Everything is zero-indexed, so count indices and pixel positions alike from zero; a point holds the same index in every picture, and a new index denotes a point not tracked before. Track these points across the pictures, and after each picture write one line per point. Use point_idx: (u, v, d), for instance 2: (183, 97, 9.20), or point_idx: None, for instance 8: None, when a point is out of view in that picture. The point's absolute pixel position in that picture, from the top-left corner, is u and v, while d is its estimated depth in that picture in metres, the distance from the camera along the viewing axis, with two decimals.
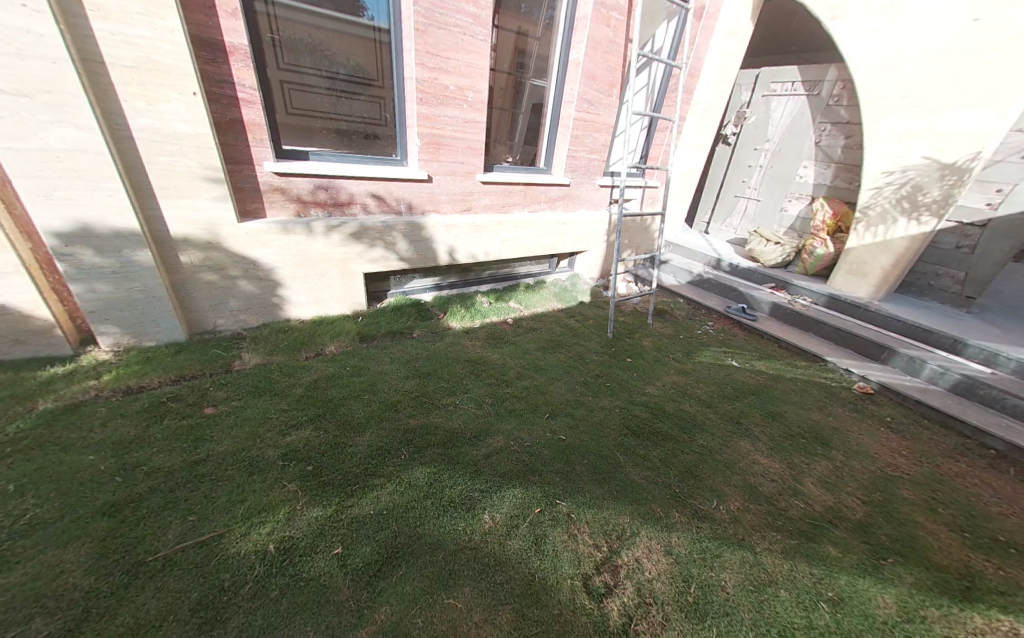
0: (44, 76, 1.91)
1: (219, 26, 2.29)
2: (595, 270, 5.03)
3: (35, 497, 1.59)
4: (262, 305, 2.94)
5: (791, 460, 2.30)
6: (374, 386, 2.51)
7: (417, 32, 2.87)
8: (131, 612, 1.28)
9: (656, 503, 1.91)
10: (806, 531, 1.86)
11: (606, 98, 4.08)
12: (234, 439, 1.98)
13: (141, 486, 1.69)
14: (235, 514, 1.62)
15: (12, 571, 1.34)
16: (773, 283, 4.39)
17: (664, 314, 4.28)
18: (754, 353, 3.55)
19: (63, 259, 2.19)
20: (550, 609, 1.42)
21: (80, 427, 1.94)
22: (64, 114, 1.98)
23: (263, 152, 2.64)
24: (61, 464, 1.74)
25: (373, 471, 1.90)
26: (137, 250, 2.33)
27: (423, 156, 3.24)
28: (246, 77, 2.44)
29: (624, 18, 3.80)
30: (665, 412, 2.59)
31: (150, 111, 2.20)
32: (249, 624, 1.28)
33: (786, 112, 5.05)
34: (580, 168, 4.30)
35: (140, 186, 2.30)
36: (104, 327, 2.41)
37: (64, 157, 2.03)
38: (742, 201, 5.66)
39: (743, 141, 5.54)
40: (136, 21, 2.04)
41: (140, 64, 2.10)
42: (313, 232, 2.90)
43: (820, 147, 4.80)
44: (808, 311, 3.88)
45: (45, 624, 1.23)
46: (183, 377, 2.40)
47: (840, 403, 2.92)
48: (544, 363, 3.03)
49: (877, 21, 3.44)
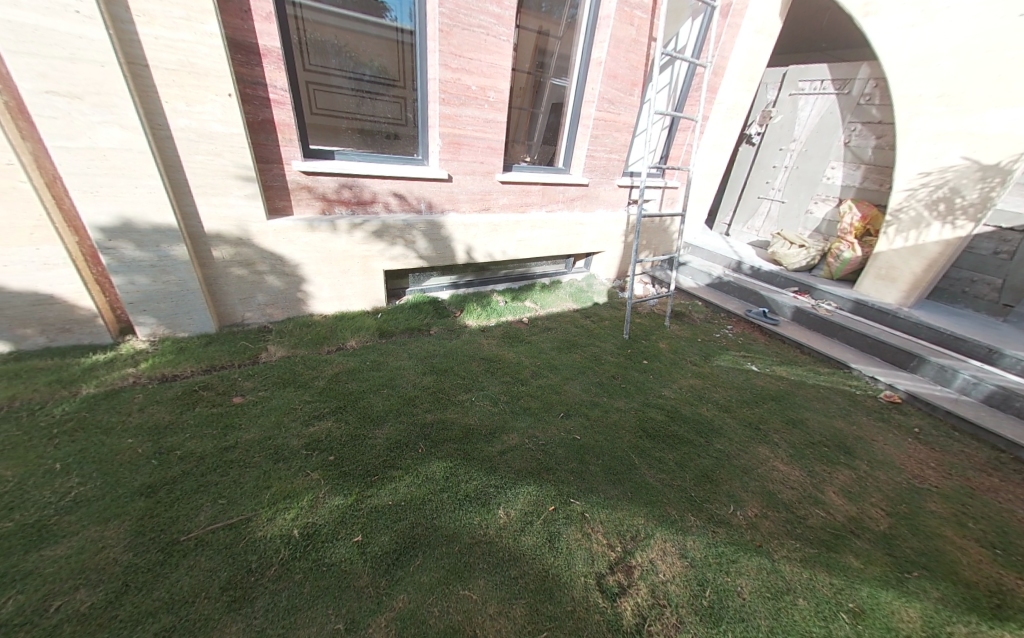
0: (94, 78, 2.02)
1: (254, 30, 2.38)
2: (611, 271, 5.01)
3: (79, 476, 1.69)
4: (287, 300, 3.04)
5: (811, 468, 2.25)
6: (393, 381, 2.57)
7: (442, 33, 2.90)
8: (165, 588, 1.35)
9: (671, 506, 1.90)
10: (827, 540, 1.83)
11: (627, 97, 4.04)
12: (261, 427, 2.06)
13: (174, 469, 1.78)
14: (261, 499, 1.69)
15: (58, 544, 1.44)
16: (797, 287, 4.27)
17: (682, 317, 4.22)
18: (775, 358, 3.48)
19: (106, 252, 2.31)
20: (563, 606, 1.44)
21: (119, 411, 2.05)
22: (111, 115, 2.10)
23: (291, 151, 2.73)
24: (103, 446, 1.84)
25: (391, 463, 1.95)
26: (174, 244, 2.44)
27: (444, 156, 3.28)
28: (278, 79, 2.53)
29: (648, 16, 3.77)
30: (682, 415, 2.57)
31: (188, 112, 2.30)
32: (275, 605, 1.34)
33: (814, 111, 4.92)
34: (599, 168, 4.28)
35: (177, 184, 2.41)
36: (141, 318, 2.53)
37: (110, 156, 2.15)
38: (765, 202, 5.54)
39: (767, 141, 5.43)
40: (177, 25, 2.13)
41: (180, 67, 2.21)
42: (336, 230, 2.98)
43: (849, 148, 4.65)
44: (833, 316, 3.77)
45: (88, 595, 1.31)
46: (213, 367, 2.51)
47: (865, 412, 2.84)
48: (559, 362, 3.04)
49: (913, 16, 3.31)
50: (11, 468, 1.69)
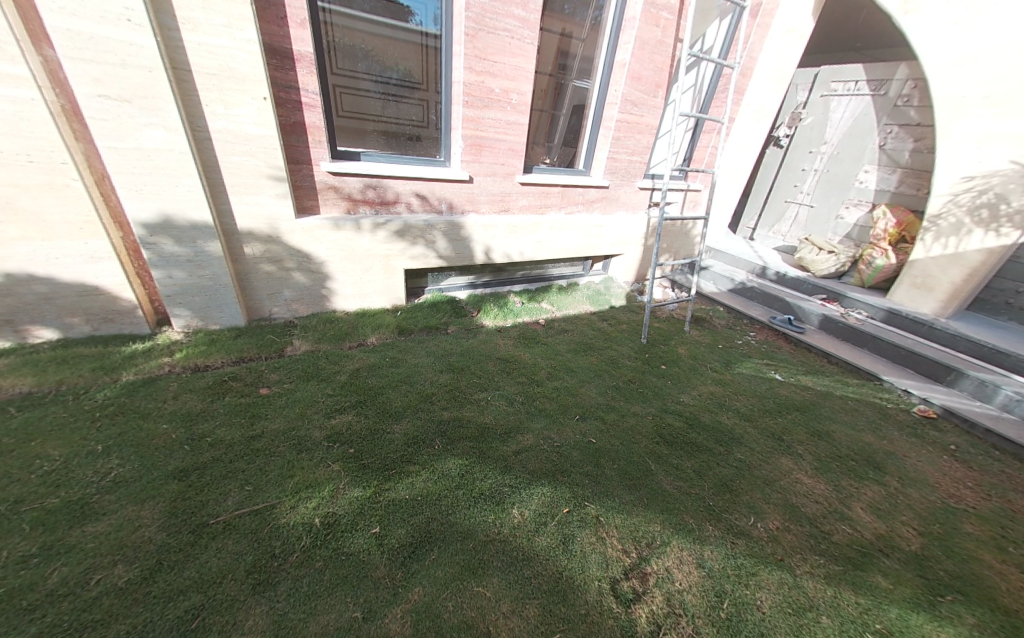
0: (142, 83, 2.13)
1: (289, 36, 2.47)
2: (630, 274, 4.96)
3: (119, 458, 1.79)
4: (312, 297, 3.14)
5: (838, 483, 2.17)
6: (411, 378, 2.61)
7: (468, 37, 2.94)
8: (195, 567, 1.42)
9: (688, 514, 1.86)
10: (853, 558, 1.76)
11: (651, 99, 4.00)
12: (286, 418, 2.14)
13: (205, 455, 1.86)
14: (286, 487, 1.75)
15: (99, 521, 1.53)
16: (825, 294, 4.13)
17: (703, 322, 4.14)
18: (800, 368, 3.38)
19: (148, 247, 2.44)
20: (576, 608, 1.44)
21: (155, 398, 2.16)
22: (157, 117, 2.21)
23: (320, 152, 2.82)
24: (140, 430, 1.95)
25: (409, 457, 1.99)
26: (209, 241, 2.56)
27: (466, 157, 3.32)
28: (310, 83, 2.62)
29: (674, 17, 3.73)
30: (701, 423, 2.51)
31: (226, 115, 2.41)
32: (296, 590, 1.38)
33: (847, 112, 4.74)
34: (620, 170, 4.24)
35: (214, 184, 2.52)
36: (177, 310, 2.66)
37: (154, 156, 2.27)
38: (792, 207, 5.38)
39: (796, 144, 5.27)
40: (219, 32, 2.24)
41: (220, 72, 2.32)
42: (360, 229, 3.06)
43: (884, 151, 4.47)
44: (863, 326, 3.63)
45: (125, 571, 1.38)
46: (242, 359, 2.61)
47: (896, 427, 2.71)
48: (576, 365, 3.03)
49: (956, 14, 3.16)
50: (58, 449, 1.80)
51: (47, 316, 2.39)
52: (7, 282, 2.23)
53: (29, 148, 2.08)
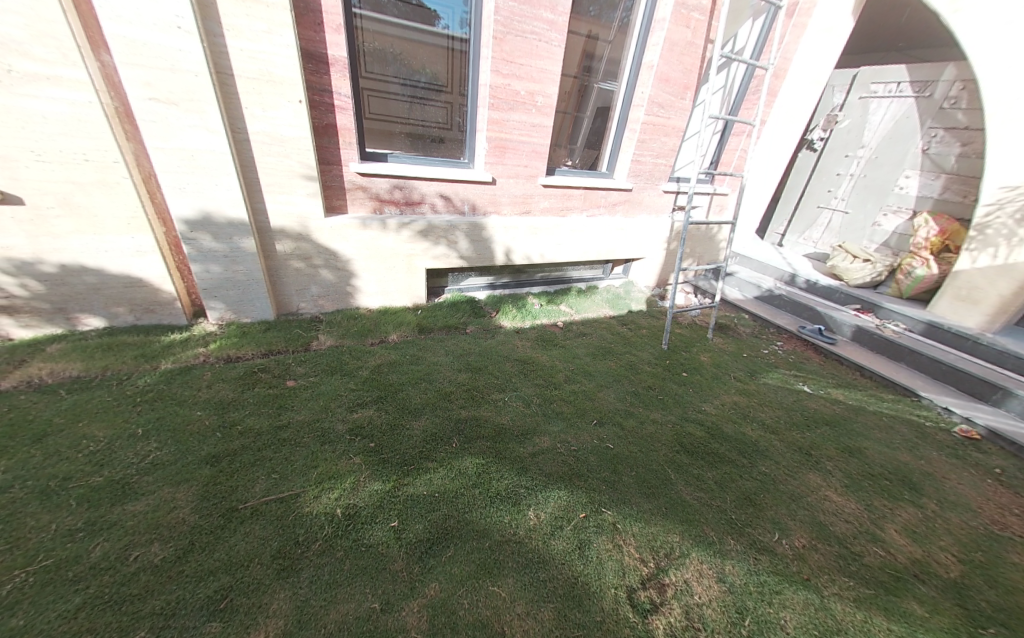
0: (189, 87, 2.25)
1: (325, 41, 2.56)
2: (651, 278, 4.89)
3: (157, 442, 1.89)
4: (337, 293, 3.22)
5: (869, 502, 2.08)
6: (430, 376, 2.65)
7: (495, 41, 2.97)
8: (225, 550, 1.48)
9: (709, 527, 1.82)
10: (886, 582, 1.67)
11: (678, 101, 3.93)
12: (311, 409, 2.21)
13: (235, 442, 1.94)
14: (309, 477, 1.80)
15: (139, 500, 1.62)
16: (858, 304, 3.95)
17: (726, 330, 4.03)
18: (830, 380, 3.25)
19: (188, 243, 2.56)
20: (592, 615, 1.42)
21: (191, 386, 2.27)
22: (200, 119, 2.32)
23: (350, 154, 2.90)
24: (176, 416, 2.05)
25: (427, 454, 2.02)
26: (244, 237, 2.67)
27: (490, 159, 3.35)
28: (343, 86, 2.70)
29: (706, 17, 3.65)
30: (724, 434, 2.45)
31: (263, 117, 2.51)
32: (318, 578, 1.43)
33: (887, 115, 4.54)
34: (644, 173, 4.17)
35: (250, 183, 2.63)
36: (212, 303, 2.78)
37: (197, 156, 2.39)
38: (825, 212, 5.19)
39: (831, 147, 5.08)
40: (260, 38, 2.34)
41: (260, 76, 2.42)
42: (386, 228, 3.13)
43: (927, 155, 4.24)
44: (900, 338, 3.46)
45: (161, 549, 1.45)
46: (271, 352, 2.71)
47: (935, 447, 2.57)
48: (594, 369, 3.00)
49: (1009, 13, 2.98)
50: (103, 430, 1.91)
51: (96, 305, 2.54)
52: (62, 272, 2.38)
53: (86, 147, 2.23)
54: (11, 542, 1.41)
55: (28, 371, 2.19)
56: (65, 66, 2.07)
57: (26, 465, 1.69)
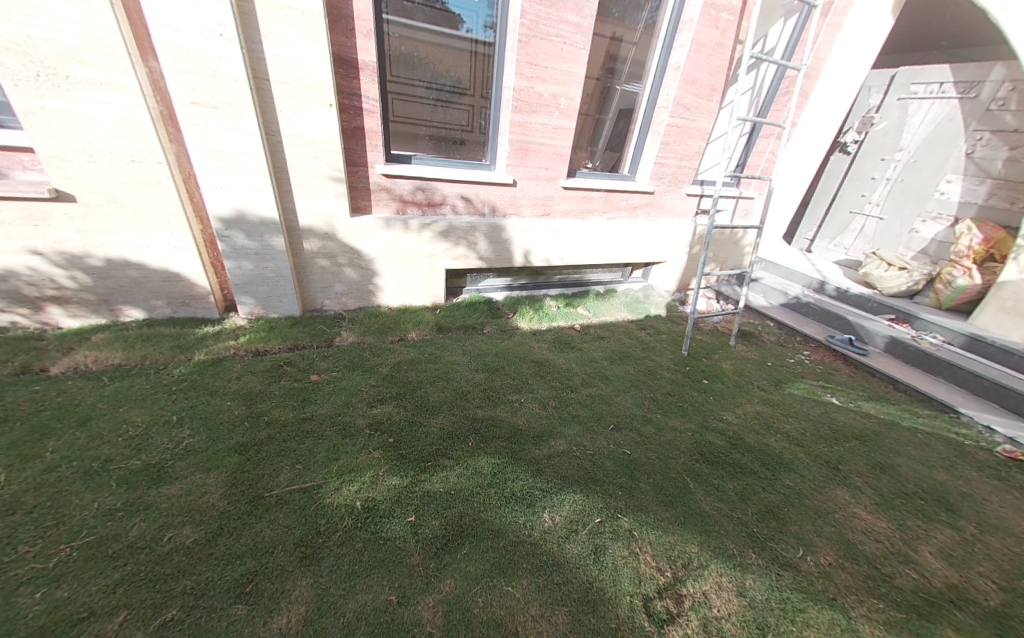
0: (228, 91, 2.35)
1: (356, 46, 2.63)
2: (671, 282, 4.80)
3: (188, 429, 1.97)
4: (360, 291, 3.30)
5: (902, 522, 1.98)
6: (447, 375, 2.68)
7: (521, 44, 2.98)
8: (251, 535, 1.54)
9: (729, 539, 1.77)
10: (920, 607, 1.59)
11: (704, 103, 3.85)
12: (333, 403, 2.27)
13: (262, 432, 2.01)
14: (331, 469, 1.86)
15: (172, 484, 1.70)
16: (893, 314, 3.78)
17: (750, 337, 3.93)
18: (860, 393, 3.12)
19: (223, 240, 2.68)
20: (607, 622, 1.41)
21: (222, 377, 2.36)
22: (237, 122, 2.43)
23: (376, 156, 2.97)
24: (207, 405, 2.13)
25: (444, 451, 2.04)
26: (275, 236, 2.77)
27: (512, 161, 3.37)
28: (371, 90, 2.78)
29: (735, 17, 3.58)
30: (746, 445, 2.38)
31: (296, 120, 2.60)
32: (338, 567, 1.47)
33: (929, 117, 4.32)
34: (667, 176, 4.11)
35: (282, 183, 2.73)
36: (243, 298, 2.90)
37: (234, 157, 2.50)
38: (859, 218, 4.99)
39: (866, 151, 4.89)
40: (295, 44, 2.43)
41: (294, 80, 2.51)
42: (408, 229, 3.19)
43: (971, 159, 4.03)
44: (938, 351, 3.29)
45: (192, 532, 1.52)
46: (296, 346, 2.81)
47: (976, 468, 2.42)
48: (611, 373, 2.97)
49: None
50: (141, 415, 2.02)
51: (137, 298, 2.68)
52: (107, 266, 2.53)
53: (133, 149, 2.36)
54: (58, 518, 1.51)
55: (75, 358, 2.33)
56: (116, 72, 2.20)
57: (72, 446, 1.80)
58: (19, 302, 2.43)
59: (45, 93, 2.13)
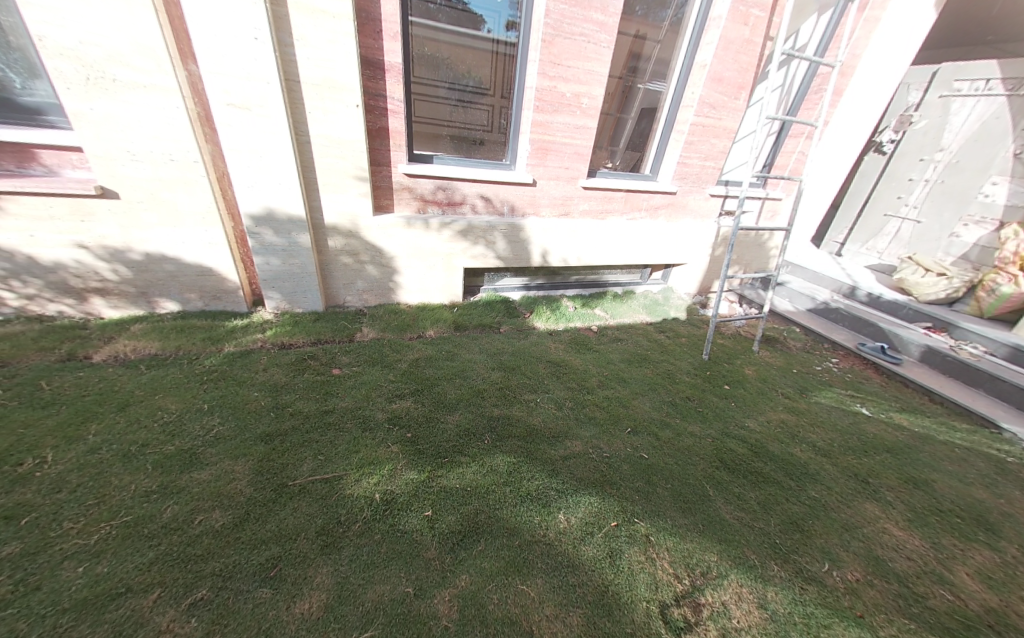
0: (261, 92, 2.43)
1: (383, 48, 2.69)
2: (692, 285, 4.71)
3: (218, 418, 2.06)
4: (380, 288, 3.36)
5: (937, 540, 1.89)
6: (463, 373, 2.70)
7: (544, 44, 2.98)
8: (276, 521, 1.59)
9: (750, 549, 1.73)
10: (955, 630, 1.51)
11: (731, 101, 3.75)
12: (354, 397, 2.33)
13: (286, 423, 2.08)
14: (351, 462, 1.90)
15: (203, 469, 1.77)
16: (930, 322, 3.59)
17: (774, 342, 3.81)
18: (892, 403, 2.99)
19: (253, 237, 2.78)
20: (622, 625, 1.40)
21: (249, 369, 2.45)
22: (268, 122, 2.51)
23: (398, 155, 3.02)
24: (235, 396, 2.21)
25: (461, 448, 2.06)
26: (301, 233, 2.86)
27: (532, 161, 3.37)
28: (396, 91, 2.82)
29: (766, 13, 3.48)
30: (770, 453, 2.31)
31: (324, 120, 2.67)
32: (357, 557, 1.50)
33: (973, 115, 4.10)
34: (690, 176, 4.03)
35: (309, 182, 2.81)
36: (270, 293, 3.00)
37: (265, 156, 2.58)
38: (893, 221, 4.77)
39: (903, 151, 4.67)
40: (325, 47, 2.50)
41: (323, 82, 2.58)
42: (428, 228, 3.23)
43: (1019, 160, 3.80)
44: (979, 362, 3.11)
45: (221, 516, 1.59)
46: (319, 340, 2.89)
47: (1018, 486, 2.29)
48: (629, 376, 2.94)
49: None
50: (175, 403, 2.11)
51: (172, 291, 2.81)
52: (146, 260, 2.66)
53: (171, 148, 2.47)
54: (99, 497, 1.60)
55: (115, 347, 2.46)
56: (159, 75, 2.31)
57: (112, 430, 1.90)
58: (66, 293, 2.58)
59: (93, 96, 2.25)
